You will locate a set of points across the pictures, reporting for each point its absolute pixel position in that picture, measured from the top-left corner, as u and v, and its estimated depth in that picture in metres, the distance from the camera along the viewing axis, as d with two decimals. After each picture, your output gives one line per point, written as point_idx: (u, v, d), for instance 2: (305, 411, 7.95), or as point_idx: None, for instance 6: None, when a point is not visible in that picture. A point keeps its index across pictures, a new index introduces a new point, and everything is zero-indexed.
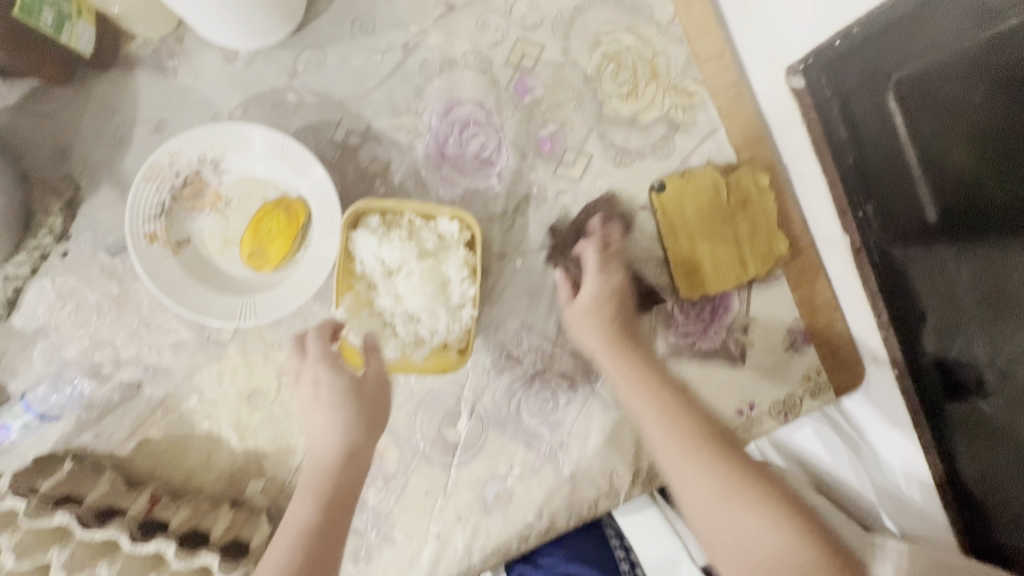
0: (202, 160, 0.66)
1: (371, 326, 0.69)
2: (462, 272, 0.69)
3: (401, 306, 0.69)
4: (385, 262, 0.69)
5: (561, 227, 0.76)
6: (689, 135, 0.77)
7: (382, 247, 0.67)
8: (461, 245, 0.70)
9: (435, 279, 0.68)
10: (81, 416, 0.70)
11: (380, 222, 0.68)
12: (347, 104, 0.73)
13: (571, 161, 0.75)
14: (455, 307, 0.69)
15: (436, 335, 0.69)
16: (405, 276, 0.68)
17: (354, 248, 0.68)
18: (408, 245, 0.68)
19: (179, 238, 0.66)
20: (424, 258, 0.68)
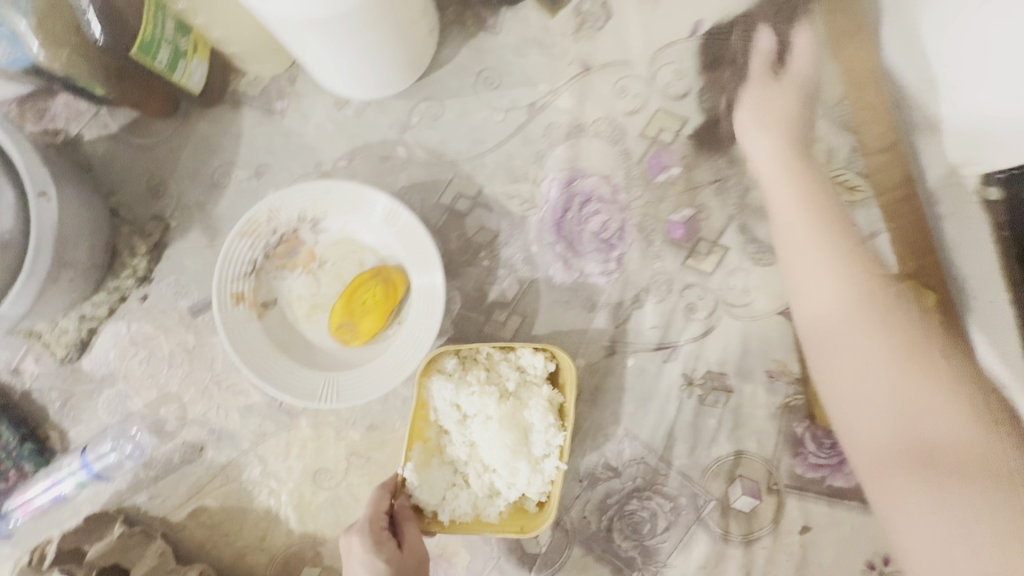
0: (302, 218, 0.60)
1: (440, 478, 0.61)
2: (548, 419, 0.59)
3: (476, 454, 0.61)
4: (460, 408, 0.61)
5: (682, 326, 0.66)
6: (844, 236, 0.66)
7: (459, 394, 0.60)
8: (544, 383, 0.61)
9: (516, 427, 0.60)
10: (137, 474, 0.64)
11: (456, 363, 0.60)
12: (460, 164, 0.66)
13: (704, 252, 0.66)
14: (537, 458, 0.60)
15: (514, 488, 0.60)
16: (482, 423, 0.60)
17: (429, 393, 0.61)
18: (488, 388, 0.60)
19: (267, 299, 0.60)
20: (505, 401, 0.60)
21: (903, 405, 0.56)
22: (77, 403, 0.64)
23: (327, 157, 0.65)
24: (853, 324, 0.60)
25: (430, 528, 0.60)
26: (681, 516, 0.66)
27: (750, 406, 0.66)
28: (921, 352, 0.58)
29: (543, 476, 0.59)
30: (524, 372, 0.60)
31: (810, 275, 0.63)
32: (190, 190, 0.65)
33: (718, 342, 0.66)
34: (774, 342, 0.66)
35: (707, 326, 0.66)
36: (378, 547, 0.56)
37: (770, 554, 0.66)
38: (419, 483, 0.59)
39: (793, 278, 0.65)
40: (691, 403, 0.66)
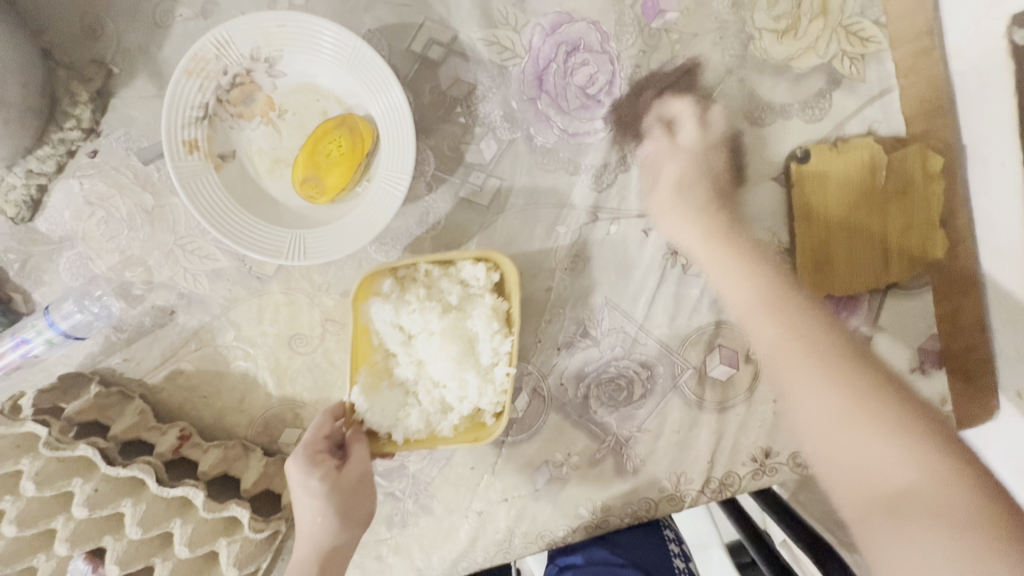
0: (255, 58, 0.54)
1: (390, 401, 0.61)
2: (491, 326, 0.60)
3: (424, 373, 0.62)
4: (402, 328, 0.61)
5: (670, 192, 0.62)
6: (851, 95, 0.61)
7: (399, 313, 0.60)
8: (488, 292, 0.61)
9: (460, 338, 0.60)
10: (109, 338, 0.64)
11: (392, 283, 0.60)
12: (433, 4, 0.59)
13: (698, 110, 0.61)
14: (487, 367, 0.61)
15: (466, 401, 0.61)
16: (426, 341, 0.61)
17: (366, 317, 0.60)
18: (429, 304, 0.60)
19: (223, 151, 0.56)
20: (447, 316, 0.60)
21: (857, 409, 0.57)
22: (37, 265, 0.61)
23: None
24: (870, 477, 0.55)
25: (384, 449, 0.61)
26: (656, 384, 0.67)
27: (735, 276, 0.64)
28: (902, 432, 0.55)
29: (494, 386, 0.61)
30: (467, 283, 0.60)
31: (831, 429, 0.58)
32: (130, 31, 0.58)
33: (707, 210, 0.63)
34: (765, 209, 0.63)
35: (696, 193, 0.62)
36: (315, 465, 0.55)
37: (743, 419, 0.67)
38: (370, 407, 0.59)
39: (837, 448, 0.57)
40: (674, 273, 0.64)
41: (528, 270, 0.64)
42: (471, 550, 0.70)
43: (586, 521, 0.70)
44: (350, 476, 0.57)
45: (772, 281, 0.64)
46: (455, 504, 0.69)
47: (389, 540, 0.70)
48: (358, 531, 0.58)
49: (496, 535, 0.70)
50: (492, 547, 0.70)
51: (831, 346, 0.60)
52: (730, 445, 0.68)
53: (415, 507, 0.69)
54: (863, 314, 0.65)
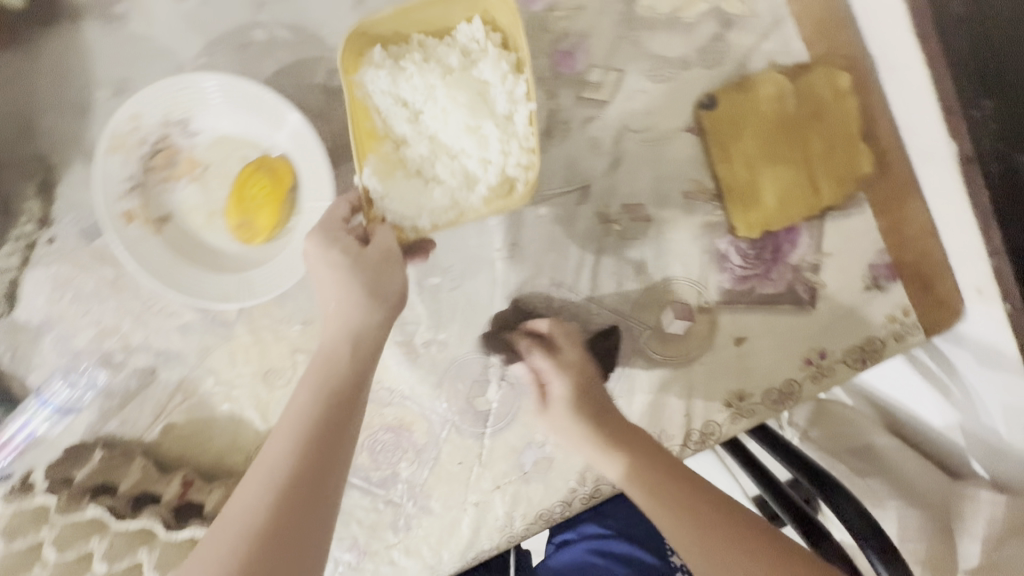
0: (167, 122, 0.57)
1: (410, 188, 0.58)
2: (502, 67, 0.58)
3: (439, 148, 0.60)
4: (408, 104, 0.60)
5: (588, 164, 0.64)
6: (746, 32, 0.61)
7: (398, 82, 0.59)
8: (488, 47, 0.59)
9: (468, 88, 0.59)
10: (104, 405, 0.68)
11: (385, 55, 0.59)
12: (324, 36, 0.61)
13: (597, 79, 0.62)
14: (505, 117, 0.59)
15: (490, 167, 0.59)
16: (433, 104, 0.59)
17: (363, 91, 0.59)
18: (429, 70, 0.59)
19: (160, 214, 0.60)
20: (451, 75, 0.59)
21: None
22: (25, 352, 0.67)
23: (186, 56, 0.62)
24: None
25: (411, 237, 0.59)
26: (617, 350, 0.68)
27: (671, 232, 0.65)
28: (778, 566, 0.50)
29: (519, 140, 0.59)
30: (464, 46, 0.59)
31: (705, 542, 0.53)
32: (58, 121, 0.63)
33: (629, 174, 0.64)
34: (686, 161, 0.64)
35: (614, 160, 0.64)
36: (333, 244, 0.54)
37: (709, 367, 0.68)
38: (387, 193, 0.57)
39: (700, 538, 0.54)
40: (611, 241, 0.66)
41: (467, 267, 0.67)
42: (476, 540, 0.72)
43: (579, 494, 0.72)
44: (373, 255, 0.55)
45: (708, 229, 0.65)
46: (452, 499, 0.72)
47: (398, 544, 0.73)
48: (385, 308, 0.55)
49: (497, 522, 0.72)
50: (496, 534, 0.72)
51: (675, 497, 0.56)
52: (702, 396, 0.69)
53: (416, 509, 0.72)
54: (805, 242, 0.65)
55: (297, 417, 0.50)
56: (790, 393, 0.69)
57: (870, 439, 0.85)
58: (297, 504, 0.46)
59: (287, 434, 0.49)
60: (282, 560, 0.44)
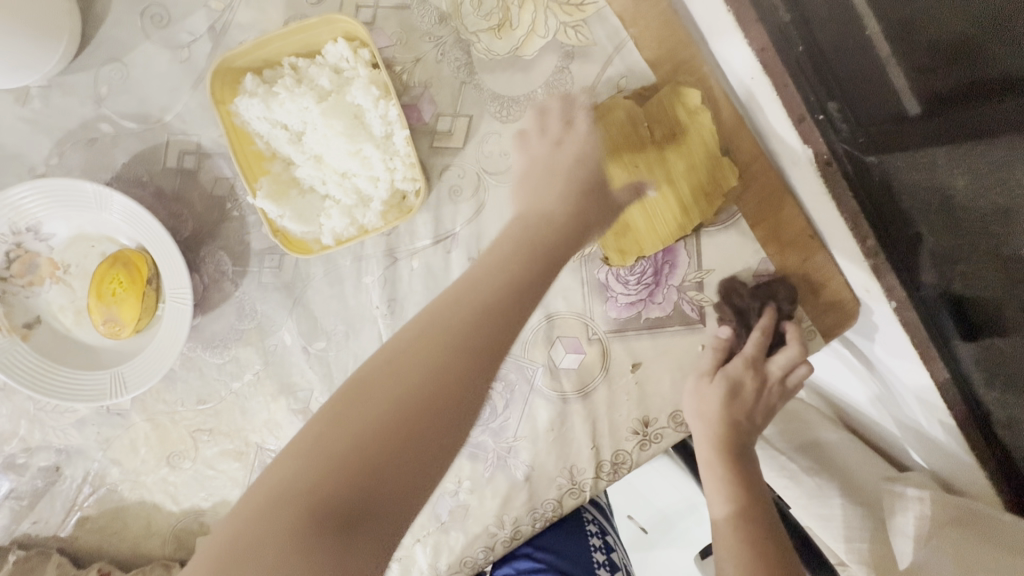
0: (17, 230, 0.57)
1: (307, 204, 0.57)
2: (372, 92, 0.55)
3: (326, 167, 0.57)
4: (289, 126, 0.57)
5: (453, 212, 0.63)
6: (589, 61, 0.61)
7: (273, 108, 0.55)
8: (360, 67, 0.56)
9: (345, 113, 0.55)
10: (14, 507, 0.69)
11: (257, 80, 0.55)
12: (169, 121, 0.61)
13: (448, 127, 0.61)
14: (385, 138, 0.56)
15: (380, 183, 0.57)
16: (313, 128, 0.56)
17: (241, 119, 0.57)
18: (301, 93, 0.55)
19: (27, 320, 0.60)
20: (324, 100, 0.55)
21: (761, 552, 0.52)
22: None
23: (36, 157, 0.62)
24: None
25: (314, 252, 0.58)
26: (515, 390, 0.68)
27: None
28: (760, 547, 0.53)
29: (402, 158, 0.57)
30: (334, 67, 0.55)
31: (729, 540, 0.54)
32: None
33: (496, 217, 0.63)
34: None
35: (477, 204, 0.63)
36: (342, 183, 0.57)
37: (609, 399, 0.67)
38: (283, 212, 0.56)
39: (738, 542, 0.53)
40: None
41: (351, 329, 0.66)
42: None
43: (500, 538, 0.70)
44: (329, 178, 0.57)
45: (585, 260, 0.65)
46: None
47: None
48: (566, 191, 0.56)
49: None
50: None
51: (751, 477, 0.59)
52: (607, 427, 0.68)
53: None
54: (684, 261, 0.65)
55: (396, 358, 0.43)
56: None
57: (818, 436, 0.87)
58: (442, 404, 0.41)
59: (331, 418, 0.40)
60: (405, 463, 0.39)
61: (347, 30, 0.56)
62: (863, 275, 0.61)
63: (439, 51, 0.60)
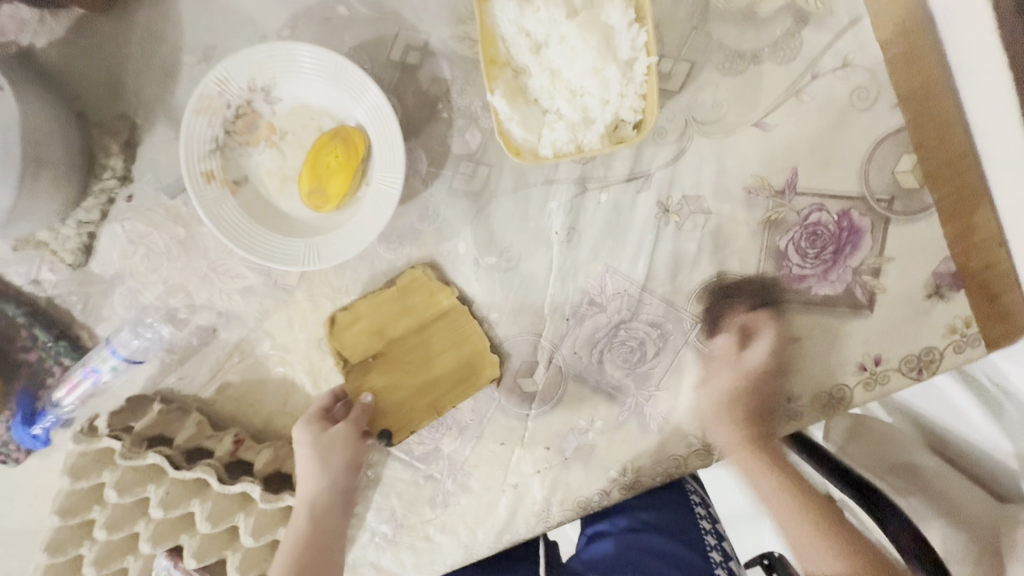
0: (252, 88, 0.60)
1: (532, 114, 0.60)
2: (629, 13, 0.57)
3: (559, 82, 0.59)
4: (530, 35, 0.59)
5: (653, 152, 0.64)
6: (821, 29, 0.61)
7: (526, 13, 0.58)
8: None
9: (597, 30, 0.57)
10: (164, 360, 0.71)
11: None
12: (404, 13, 0.63)
13: (669, 69, 0.62)
14: (626, 63, 0.58)
15: (608, 106, 0.59)
16: (558, 40, 0.58)
17: (492, 21, 0.59)
18: (554, 5, 0.58)
19: (237, 176, 0.62)
20: (577, 16, 0.57)
21: None
22: (96, 303, 0.70)
23: (270, 27, 0.64)
24: None
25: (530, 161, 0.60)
26: (668, 341, 0.68)
27: (730, 226, 0.65)
28: None
29: (636, 85, 0.58)
30: None
31: None
32: (146, 85, 0.65)
33: (692, 167, 0.64)
34: (752, 155, 0.64)
35: (677, 150, 0.64)
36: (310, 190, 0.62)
37: (760, 366, 0.68)
38: (511, 114, 0.59)
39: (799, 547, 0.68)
40: (669, 231, 0.66)
41: (525, 249, 0.67)
42: (512, 523, 0.72)
43: (619, 485, 0.71)
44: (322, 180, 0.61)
45: (769, 225, 0.65)
46: (491, 481, 0.72)
47: (435, 520, 0.73)
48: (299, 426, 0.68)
49: (534, 508, 0.72)
50: (533, 518, 0.72)
51: None
52: (750, 395, 0.68)
53: (455, 486, 0.72)
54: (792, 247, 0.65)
55: (308, 506, 0.65)
56: (841, 399, 0.67)
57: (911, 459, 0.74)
58: (338, 522, 0.67)
59: (306, 508, 0.65)
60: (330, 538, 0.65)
61: None
62: None
63: None
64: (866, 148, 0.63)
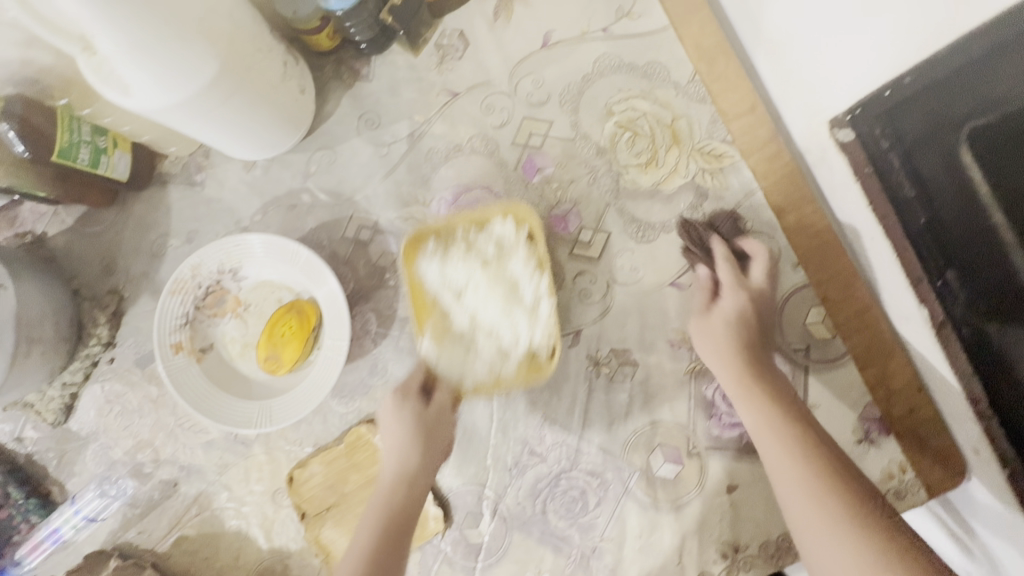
0: (222, 270, 0.68)
1: (457, 356, 0.66)
2: (530, 266, 0.66)
3: (480, 328, 0.66)
4: (452, 285, 0.67)
5: (581, 310, 0.70)
6: (720, 202, 0.69)
7: (447, 268, 0.67)
8: (521, 245, 0.67)
9: (504, 281, 0.66)
10: (126, 514, 0.74)
11: (437, 244, 0.68)
12: (357, 199, 0.73)
13: (588, 239, 0.70)
14: (532, 306, 0.66)
15: (521, 341, 0.66)
16: (474, 290, 0.66)
17: (421, 281, 0.68)
18: (471, 259, 0.67)
19: (204, 345, 0.69)
20: (488, 267, 0.67)
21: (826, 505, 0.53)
22: (70, 458, 0.74)
23: (244, 214, 0.75)
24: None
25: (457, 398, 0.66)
26: (609, 489, 0.69)
27: (657, 376, 0.69)
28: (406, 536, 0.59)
29: (544, 318, 0.65)
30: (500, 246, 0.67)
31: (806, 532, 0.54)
32: (137, 263, 0.76)
33: (618, 323, 0.69)
34: (671, 312, 0.69)
35: (603, 308, 0.70)
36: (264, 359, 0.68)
37: (702, 515, 0.68)
38: (439, 357, 0.66)
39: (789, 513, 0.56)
40: (600, 382, 0.70)
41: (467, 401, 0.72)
42: None
43: None
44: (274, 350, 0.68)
45: (694, 374, 0.69)
46: None
47: None
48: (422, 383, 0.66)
49: None
50: None
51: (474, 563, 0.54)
52: (695, 545, 0.68)
53: None
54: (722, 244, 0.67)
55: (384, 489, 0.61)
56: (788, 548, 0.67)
57: None
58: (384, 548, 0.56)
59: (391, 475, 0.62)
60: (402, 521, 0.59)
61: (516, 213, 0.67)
62: (973, 438, 0.60)
63: (593, 177, 0.70)
64: (776, 303, 0.68)
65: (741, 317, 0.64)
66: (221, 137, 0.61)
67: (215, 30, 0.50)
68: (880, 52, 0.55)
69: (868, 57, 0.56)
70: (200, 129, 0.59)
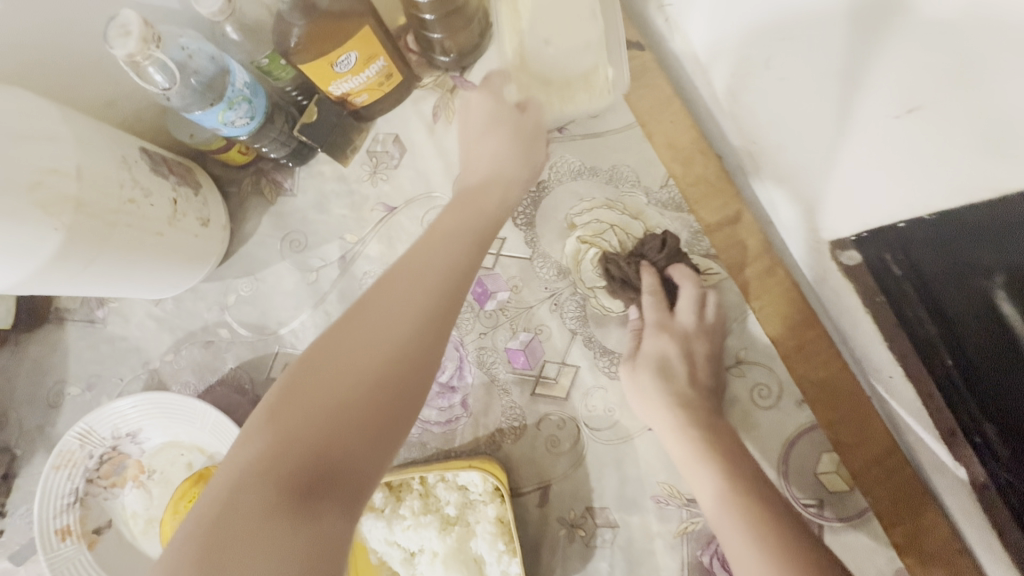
0: (117, 435, 0.57)
1: None
2: (497, 547, 0.53)
3: None
4: (403, 546, 0.56)
5: (549, 461, 0.59)
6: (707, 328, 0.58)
7: (395, 531, 0.55)
8: (488, 500, 0.55)
9: (465, 561, 0.54)
10: None
11: (385, 495, 0.56)
12: (283, 334, 0.63)
13: (553, 375, 0.59)
14: None
15: None
16: (429, 562, 0.55)
17: (362, 533, 0.56)
18: (426, 521, 0.55)
19: (98, 524, 0.58)
20: (449, 532, 0.55)
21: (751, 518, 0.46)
22: None
23: (154, 353, 0.64)
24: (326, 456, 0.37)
25: None
26: None
27: (642, 540, 0.57)
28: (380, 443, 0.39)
29: None
30: (464, 500, 0.55)
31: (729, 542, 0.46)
32: (29, 415, 0.64)
33: (592, 476, 0.58)
34: (656, 462, 0.58)
35: (575, 458, 0.58)
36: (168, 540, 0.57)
37: None
38: None
39: (684, 476, 0.54)
40: (576, 547, 0.58)
41: None
42: None
43: None
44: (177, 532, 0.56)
45: (686, 537, 0.56)
46: None
47: None
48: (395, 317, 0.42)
49: None
50: None
51: None
52: None
53: None
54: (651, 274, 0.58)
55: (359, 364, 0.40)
56: None
57: None
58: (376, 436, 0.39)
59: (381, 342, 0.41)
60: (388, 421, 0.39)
61: (486, 464, 0.55)
62: None
63: (556, 300, 0.60)
64: (778, 447, 0.57)
65: (668, 367, 0.55)
66: (131, 284, 0.50)
67: (50, 186, 0.40)
68: (880, 184, 0.42)
69: (862, 187, 0.44)
70: (97, 288, 0.48)
